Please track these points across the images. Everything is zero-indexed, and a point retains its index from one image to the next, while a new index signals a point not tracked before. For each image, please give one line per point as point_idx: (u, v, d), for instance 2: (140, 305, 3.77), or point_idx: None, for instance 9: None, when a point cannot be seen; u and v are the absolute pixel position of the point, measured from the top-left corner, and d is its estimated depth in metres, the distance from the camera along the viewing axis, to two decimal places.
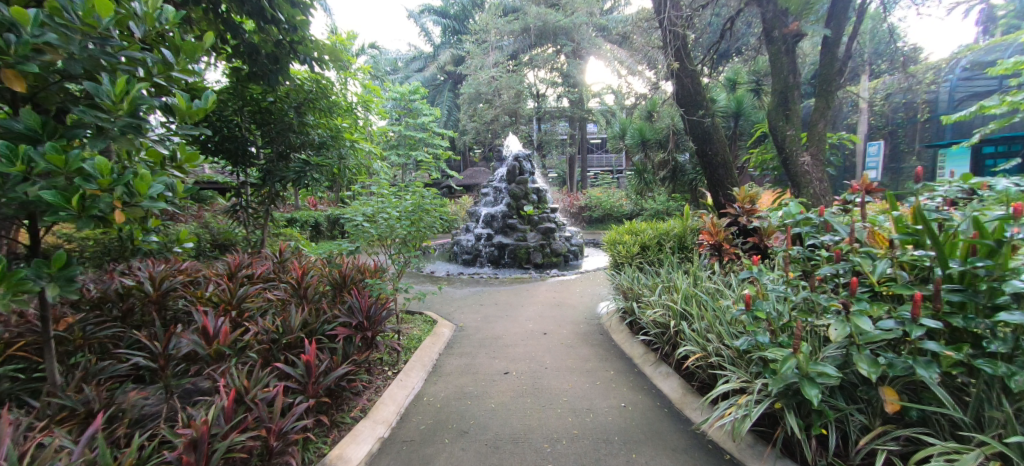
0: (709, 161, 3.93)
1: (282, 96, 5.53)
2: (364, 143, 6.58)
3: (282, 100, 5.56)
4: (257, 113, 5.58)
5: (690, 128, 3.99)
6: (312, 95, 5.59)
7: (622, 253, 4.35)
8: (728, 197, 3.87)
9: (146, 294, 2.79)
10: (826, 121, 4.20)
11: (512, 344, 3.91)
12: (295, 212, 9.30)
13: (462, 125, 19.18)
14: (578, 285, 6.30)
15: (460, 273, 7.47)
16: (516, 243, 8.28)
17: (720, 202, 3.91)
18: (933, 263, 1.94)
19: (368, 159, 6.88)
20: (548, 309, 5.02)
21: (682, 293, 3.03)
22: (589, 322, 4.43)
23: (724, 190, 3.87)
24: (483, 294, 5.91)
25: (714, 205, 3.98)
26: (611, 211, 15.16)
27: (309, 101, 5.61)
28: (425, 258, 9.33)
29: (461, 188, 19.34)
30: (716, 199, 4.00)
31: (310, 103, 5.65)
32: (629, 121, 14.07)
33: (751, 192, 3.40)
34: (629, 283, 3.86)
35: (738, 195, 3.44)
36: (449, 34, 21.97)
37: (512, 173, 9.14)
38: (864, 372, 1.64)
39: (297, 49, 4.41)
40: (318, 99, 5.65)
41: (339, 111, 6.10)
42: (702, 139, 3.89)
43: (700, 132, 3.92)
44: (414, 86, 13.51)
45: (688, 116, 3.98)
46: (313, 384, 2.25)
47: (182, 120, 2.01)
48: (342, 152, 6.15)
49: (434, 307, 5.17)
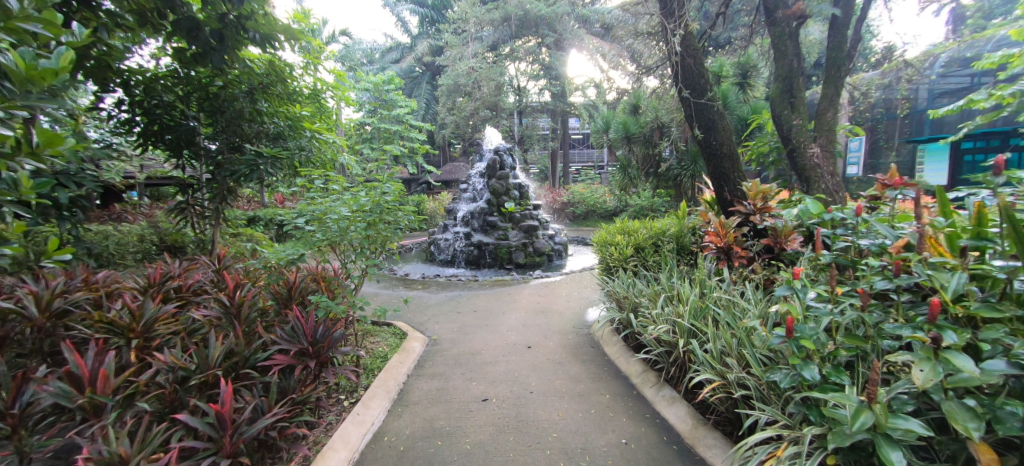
0: (714, 152, 3.49)
1: (233, 80, 4.81)
2: (328, 133, 5.90)
3: (233, 84, 4.83)
4: (205, 99, 4.84)
5: (690, 116, 3.60)
6: (266, 79, 4.88)
7: (612, 256, 3.91)
8: (734, 192, 3.45)
9: (29, 319, 2.18)
10: (835, 110, 3.82)
11: (492, 361, 3.42)
12: (256, 211, 8.55)
13: (441, 118, 18.47)
14: (564, 288, 5.86)
15: (437, 276, 6.95)
16: (497, 242, 7.79)
17: (724, 199, 3.51)
18: (1016, 276, 1.54)
19: (334, 151, 6.26)
20: (532, 316, 4.55)
21: (690, 305, 2.58)
22: (578, 332, 3.99)
23: (730, 184, 3.45)
24: (460, 299, 5.41)
25: (719, 202, 3.56)
26: (594, 207, 14.73)
27: (262, 87, 4.95)
28: (400, 260, 8.75)
29: (439, 183, 18.62)
30: (720, 195, 3.58)
31: (264, 88, 4.93)
32: (613, 115, 13.70)
33: (761, 187, 2.99)
34: (624, 290, 3.41)
35: (747, 192, 3.04)
36: (426, 24, 21.20)
37: (493, 168, 8.63)
38: (965, 432, 1.22)
39: (246, 26, 3.61)
40: (269, 87, 4.98)
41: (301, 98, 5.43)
42: (704, 129, 3.49)
43: (701, 120, 3.52)
44: (389, 76, 12.79)
45: (688, 103, 3.58)
46: (230, 440, 1.72)
47: (23, 88, 1.42)
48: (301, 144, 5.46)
49: (405, 317, 4.64)
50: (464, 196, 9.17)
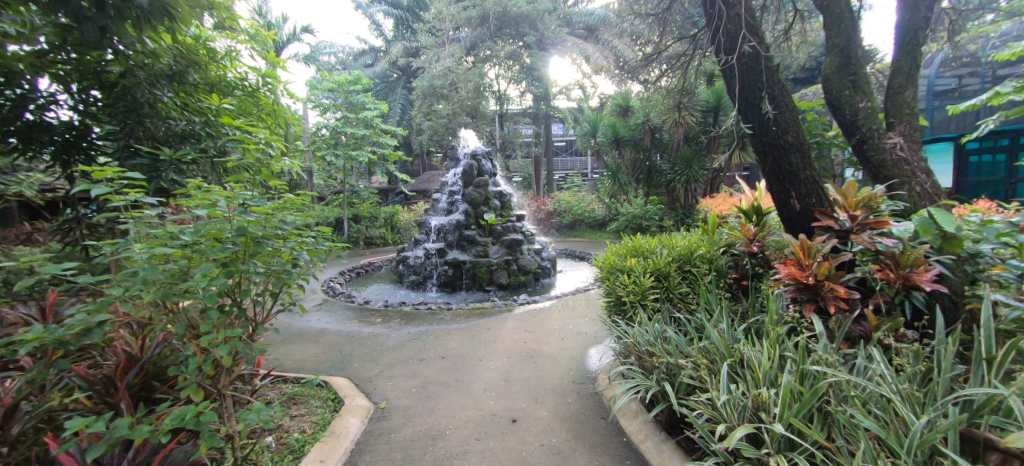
0: (771, 141, 2.67)
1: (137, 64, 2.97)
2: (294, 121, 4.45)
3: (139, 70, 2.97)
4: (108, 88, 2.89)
5: (741, 96, 2.80)
6: (176, 69, 3.16)
7: (625, 285, 2.89)
8: (802, 196, 2.59)
9: None
10: (914, 89, 2.88)
11: (458, 452, 2.34)
12: None
13: (415, 124, 17.18)
14: (555, 318, 4.83)
15: (403, 302, 5.83)
16: (475, 259, 6.73)
17: (789, 209, 2.65)
18: None
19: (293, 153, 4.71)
20: (516, 365, 3.48)
21: (782, 391, 1.56)
22: (579, 394, 2.92)
23: (796, 185, 2.59)
24: (427, 337, 4.32)
25: (782, 208, 2.70)
26: (582, 217, 13.16)
27: (172, 77, 3.18)
28: (363, 283, 7.57)
29: (414, 193, 17.30)
30: (778, 200, 2.71)
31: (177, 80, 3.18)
32: (600, 117, 12.78)
33: (864, 192, 2.05)
34: (650, 343, 2.38)
35: (842, 200, 2.10)
36: (401, 27, 20.14)
37: (469, 173, 7.56)
38: None
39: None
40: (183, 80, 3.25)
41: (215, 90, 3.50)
42: (771, 107, 2.62)
43: (759, 97, 2.69)
44: (356, 76, 11.57)
45: (742, 77, 2.76)
46: None
47: None
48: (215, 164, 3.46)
49: (350, 370, 3.53)
50: (436, 206, 8.02)
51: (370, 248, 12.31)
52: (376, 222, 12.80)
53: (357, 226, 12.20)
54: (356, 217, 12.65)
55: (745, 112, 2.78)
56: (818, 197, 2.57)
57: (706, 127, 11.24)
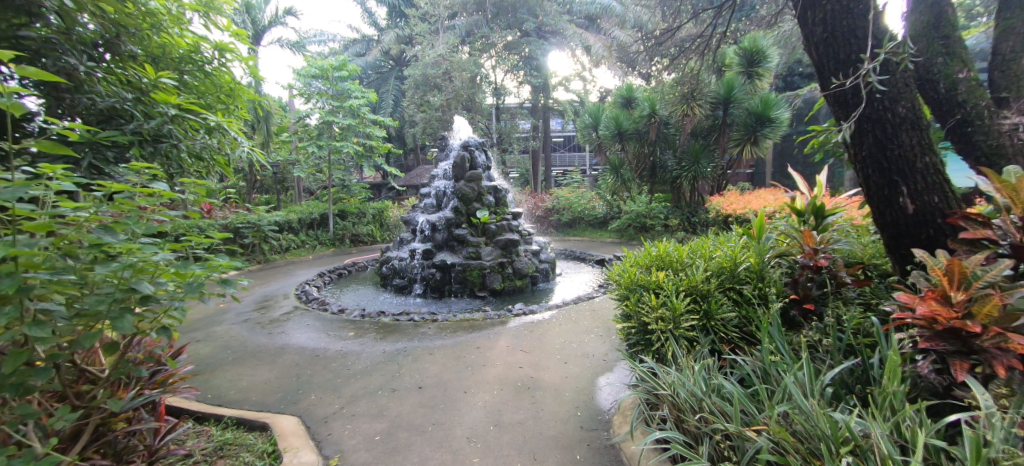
0: (881, 116, 2.12)
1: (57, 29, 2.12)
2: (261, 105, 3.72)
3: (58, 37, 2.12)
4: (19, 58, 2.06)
5: (823, 51, 2.31)
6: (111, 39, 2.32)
7: (652, 307, 2.23)
8: (915, 192, 2.09)
9: None
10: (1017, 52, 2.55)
11: None
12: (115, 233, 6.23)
13: (408, 115, 16.42)
14: (557, 331, 4.19)
15: (383, 310, 5.18)
16: (466, 262, 6.05)
17: (898, 209, 2.13)
18: None
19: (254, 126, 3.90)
20: (510, 401, 2.81)
21: None
22: (591, 449, 2.25)
23: (909, 176, 2.09)
24: (406, 357, 3.66)
25: (886, 205, 2.18)
26: (582, 214, 12.38)
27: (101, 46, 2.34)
28: (343, 286, 6.90)
29: (406, 188, 16.53)
30: (880, 195, 2.20)
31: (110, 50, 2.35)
32: (602, 109, 12.08)
33: None
34: (695, 399, 1.71)
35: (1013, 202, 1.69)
36: (395, 15, 19.37)
37: (460, 166, 6.81)
38: None
39: None
40: (121, 47, 2.43)
41: (166, 64, 2.62)
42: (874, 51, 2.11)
43: (853, 47, 2.20)
44: (340, 60, 10.74)
45: (825, 21, 2.24)
46: None
47: None
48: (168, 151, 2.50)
49: (303, 405, 2.85)
50: (424, 202, 7.29)
51: (357, 246, 11.57)
52: (364, 219, 12.08)
53: (342, 223, 11.51)
54: (342, 213, 11.93)
55: (832, 72, 2.29)
56: (936, 196, 2.07)
57: (715, 121, 10.57)
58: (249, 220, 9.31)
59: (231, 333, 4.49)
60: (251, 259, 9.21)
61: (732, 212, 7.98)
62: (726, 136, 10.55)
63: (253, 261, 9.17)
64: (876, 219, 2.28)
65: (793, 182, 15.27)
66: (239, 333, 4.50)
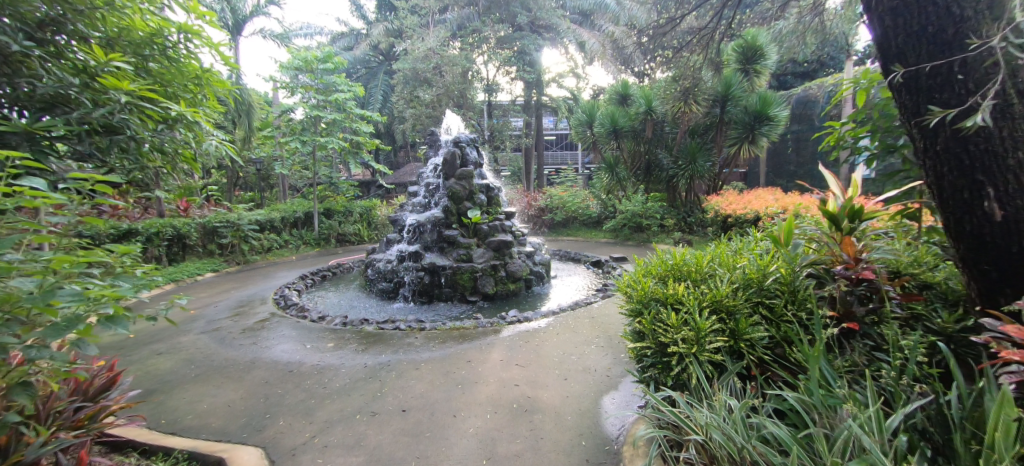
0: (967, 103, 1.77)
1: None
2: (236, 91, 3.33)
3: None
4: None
5: (891, 24, 1.92)
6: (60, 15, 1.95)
7: (673, 327, 1.93)
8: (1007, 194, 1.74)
9: None
10: None
11: None
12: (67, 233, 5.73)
13: (397, 111, 15.97)
14: (554, 341, 3.87)
15: (367, 317, 4.83)
16: (456, 265, 5.71)
17: (982, 215, 1.79)
18: None
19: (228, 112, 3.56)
20: (506, 427, 2.49)
21: None
22: None
23: (1001, 176, 1.74)
24: (390, 372, 3.32)
25: (967, 210, 1.83)
26: (576, 214, 12.07)
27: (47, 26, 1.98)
28: (326, 290, 6.53)
29: (395, 185, 16.08)
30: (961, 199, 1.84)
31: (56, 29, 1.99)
32: (596, 106, 11.78)
33: None
34: (736, 447, 1.41)
35: None
36: (384, 8, 18.86)
37: (451, 162, 6.45)
38: None
39: None
40: (69, 26, 2.03)
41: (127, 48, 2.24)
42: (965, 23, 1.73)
43: (930, 18, 1.80)
44: (326, 52, 10.35)
45: None
46: None
47: None
48: (122, 144, 2.15)
49: (269, 434, 2.51)
50: (412, 201, 6.92)
51: (343, 246, 11.15)
52: (351, 217, 11.65)
53: (328, 222, 11.08)
54: (328, 212, 11.51)
55: (902, 50, 1.91)
56: None
57: (712, 119, 10.35)
58: (227, 219, 8.86)
59: (199, 345, 4.12)
60: (230, 260, 8.77)
61: (730, 213, 7.66)
62: (723, 134, 10.34)
63: (232, 263, 8.74)
64: (950, 227, 1.94)
65: (787, 181, 15.16)
66: (207, 345, 4.13)
